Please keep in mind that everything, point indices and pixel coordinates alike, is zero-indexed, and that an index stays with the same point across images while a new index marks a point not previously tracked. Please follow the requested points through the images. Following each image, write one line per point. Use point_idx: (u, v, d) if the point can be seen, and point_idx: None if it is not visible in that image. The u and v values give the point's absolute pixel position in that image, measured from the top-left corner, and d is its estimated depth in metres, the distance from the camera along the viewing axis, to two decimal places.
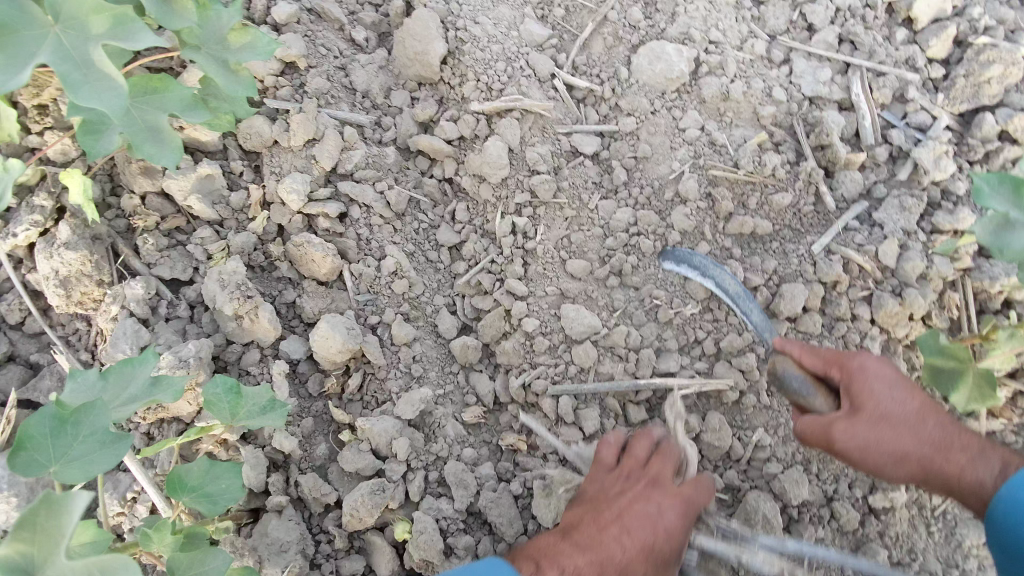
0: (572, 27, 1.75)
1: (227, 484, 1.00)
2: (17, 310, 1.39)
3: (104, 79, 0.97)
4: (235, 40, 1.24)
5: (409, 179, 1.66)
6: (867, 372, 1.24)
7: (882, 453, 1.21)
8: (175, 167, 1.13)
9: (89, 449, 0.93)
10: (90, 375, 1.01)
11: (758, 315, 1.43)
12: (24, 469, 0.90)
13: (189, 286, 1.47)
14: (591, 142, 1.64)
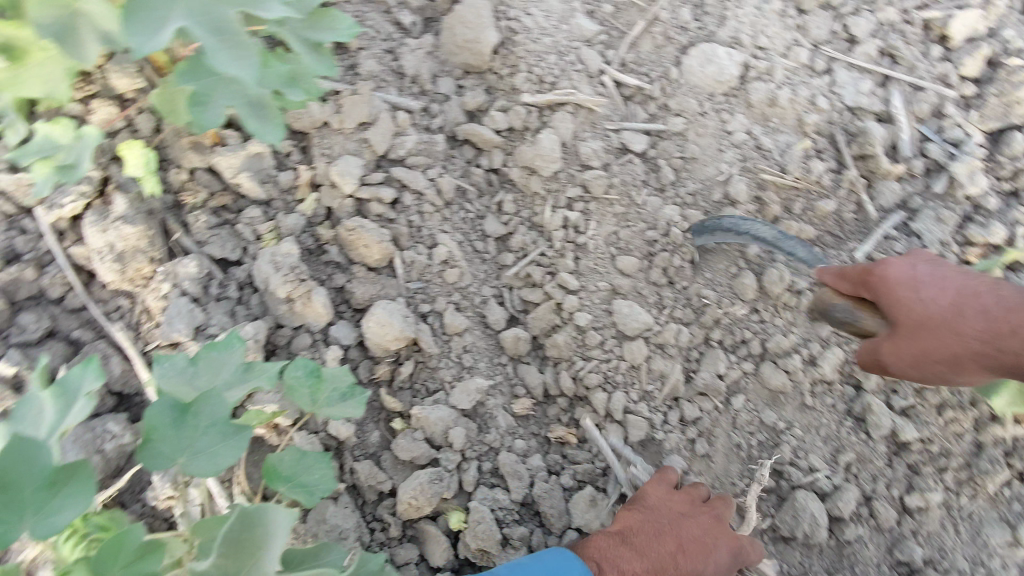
0: (621, 25, 1.73)
1: (321, 473, 1.08)
2: (59, 283, 1.33)
3: (238, 47, 1.07)
4: (317, 20, 1.25)
5: (457, 168, 1.63)
6: (889, 283, 1.24)
7: (935, 362, 1.21)
8: (277, 143, 1.19)
9: (212, 442, 0.94)
10: (182, 359, 1.01)
11: (803, 248, 1.45)
12: (151, 461, 0.91)
13: (238, 267, 1.43)
14: (640, 140, 1.65)
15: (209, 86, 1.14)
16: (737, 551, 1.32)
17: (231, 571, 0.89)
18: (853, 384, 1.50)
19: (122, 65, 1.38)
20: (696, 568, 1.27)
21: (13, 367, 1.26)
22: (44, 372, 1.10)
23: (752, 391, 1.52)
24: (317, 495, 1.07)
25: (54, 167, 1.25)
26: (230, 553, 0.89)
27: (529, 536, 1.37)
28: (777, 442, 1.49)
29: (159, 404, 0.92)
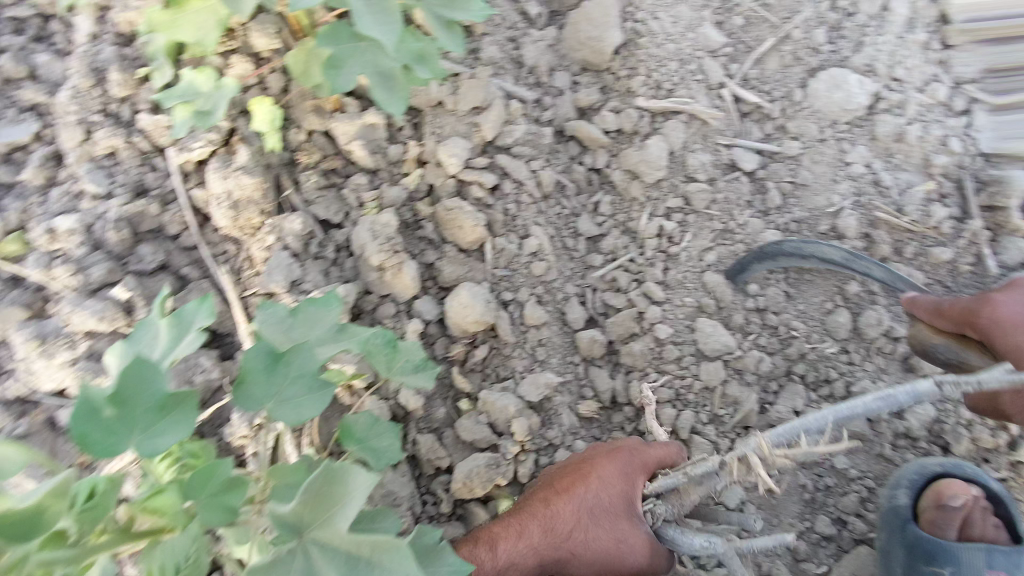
0: (749, 39, 1.68)
1: (389, 441, 1.10)
2: (178, 220, 1.44)
3: (383, 13, 1.11)
4: (454, 1, 1.27)
5: (559, 162, 1.63)
6: (1000, 329, 1.28)
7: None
8: (400, 114, 1.21)
9: (299, 393, 0.91)
10: (282, 311, 1.04)
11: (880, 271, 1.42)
12: (241, 401, 0.89)
13: (339, 230, 1.49)
14: (750, 159, 1.60)
15: (347, 52, 1.19)
16: (629, 460, 1.30)
17: (307, 522, 0.83)
18: (941, 446, 1.44)
19: (264, 25, 1.46)
20: (580, 492, 1.26)
21: (128, 293, 1.35)
22: (162, 302, 1.09)
23: (828, 433, 1.46)
24: (383, 462, 1.09)
25: (191, 111, 1.35)
26: (310, 504, 0.83)
27: None
28: (845, 489, 1.45)
29: (255, 347, 0.89)
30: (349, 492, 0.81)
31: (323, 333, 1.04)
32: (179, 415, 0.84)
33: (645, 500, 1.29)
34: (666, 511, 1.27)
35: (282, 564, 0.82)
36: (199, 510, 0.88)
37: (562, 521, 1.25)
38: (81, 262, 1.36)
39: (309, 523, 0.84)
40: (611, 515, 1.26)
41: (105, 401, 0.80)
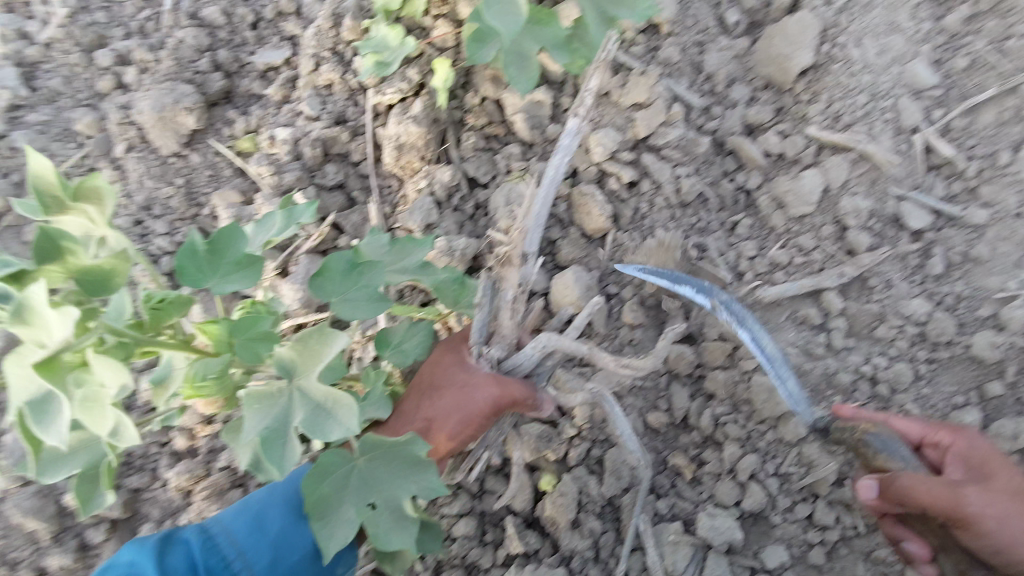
0: (969, 84, 1.50)
1: (421, 343, 1.25)
2: (361, 151, 1.71)
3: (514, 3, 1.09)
4: None
5: (710, 174, 1.60)
6: (978, 443, 1.24)
7: (1022, 523, 1.12)
8: (524, 96, 1.16)
9: (359, 298, 1.06)
10: (385, 239, 1.19)
11: (792, 385, 1.30)
12: (312, 289, 1.05)
13: (483, 189, 1.65)
14: (920, 218, 1.44)
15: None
16: (454, 344, 1.29)
17: (298, 368, 0.94)
18: None
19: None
20: (418, 383, 1.25)
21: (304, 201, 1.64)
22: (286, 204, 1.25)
23: None
24: (411, 358, 1.23)
25: (375, 61, 1.60)
26: (301, 351, 0.95)
27: (599, 533, 1.42)
28: None
29: (340, 252, 1.06)
30: (329, 346, 0.92)
31: (408, 259, 1.17)
32: (250, 270, 1.01)
33: (471, 348, 1.26)
34: (499, 352, 1.26)
35: (268, 397, 0.92)
36: (236, 346, 0.95)
37: (409, 401, 1.25)
38: (283, 167, 1.69)
39: (302, 372, 0.93)
40: (444, 377, 1.23)
41: (201, 244, 0.99)
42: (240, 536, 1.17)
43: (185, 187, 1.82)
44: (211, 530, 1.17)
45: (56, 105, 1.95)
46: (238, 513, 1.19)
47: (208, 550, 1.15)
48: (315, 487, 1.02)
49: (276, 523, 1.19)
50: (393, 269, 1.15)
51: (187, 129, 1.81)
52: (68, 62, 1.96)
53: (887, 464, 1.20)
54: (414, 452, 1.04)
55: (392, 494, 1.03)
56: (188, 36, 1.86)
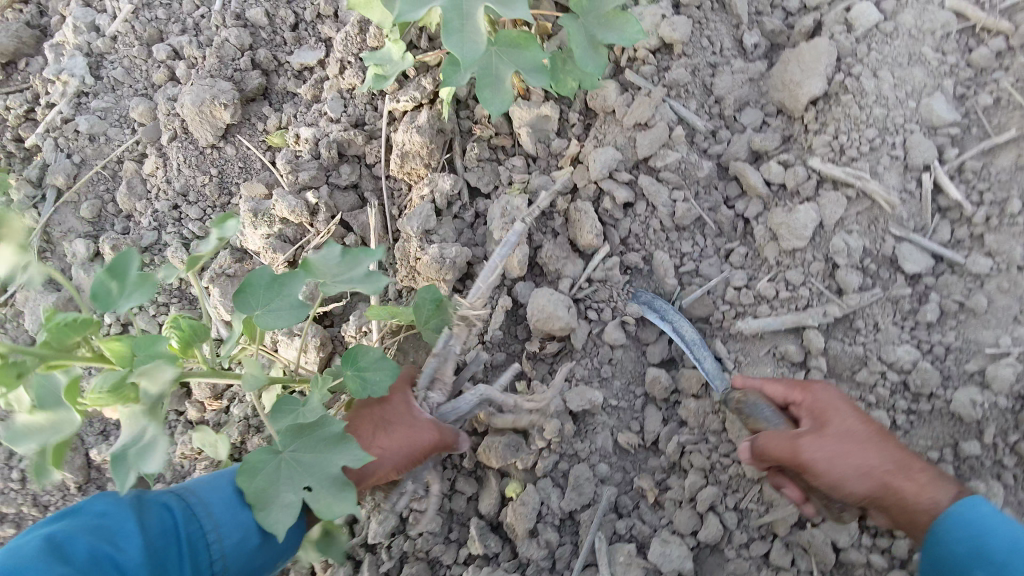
0: (990, 124, 1.43)
1: (380, 379, 1.31)
2: (376, 153, 1.79)
3: (473, 33, 0.96)
4: (610, 20, 1.26)
5: (709, 199, 1.59)
6: (827, 394, 1.27)
7: (848, 466, 1.18)
8: (498, 118, 1.14)
9: (281, 305, 1.25)
10: (336, 249, 1.29)
11: (709, 364, 1.45)
12: (239, 304, 1.24)
13: (484, 199, 1.69)
14: (917, 261, 1.38)
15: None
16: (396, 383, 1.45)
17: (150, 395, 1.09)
18: None
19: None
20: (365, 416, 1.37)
21: (316, 199, 1.73)
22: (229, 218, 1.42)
23: None
24: (367, 389, 1.30)
25: (375, 74, 1.50)
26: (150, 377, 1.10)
27: (555, 545, 1.45)
28: None
29: (260, 269, 1.25)
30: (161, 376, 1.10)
31: (356, 271, 1.28)
32: (145, 286, 1.20)
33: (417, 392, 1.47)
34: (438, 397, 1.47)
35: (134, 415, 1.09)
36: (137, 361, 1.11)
37: (365, 427, 1.35)
38: (299, 165, 1.77)
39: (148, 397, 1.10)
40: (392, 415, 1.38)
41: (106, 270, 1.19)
42: (217, 513, 1.19)
43: (218, 176, 1.97)
44: (188, 500, 1.19)
45: (116, 93, 2.13)
46: (212, 488, 1.22)
47: (186, 519, 1.16)
48: (252, 481, 1.15)
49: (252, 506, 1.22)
50: (339, 280, 1.28)
51: (223, 123, 1.94)
52: (129, 55, 2.13)
53: (757, 425, 1.28)
54: (334, 431, 1.17)
55: (322, 469, 1.14)
56: (231, 36, 1.99)
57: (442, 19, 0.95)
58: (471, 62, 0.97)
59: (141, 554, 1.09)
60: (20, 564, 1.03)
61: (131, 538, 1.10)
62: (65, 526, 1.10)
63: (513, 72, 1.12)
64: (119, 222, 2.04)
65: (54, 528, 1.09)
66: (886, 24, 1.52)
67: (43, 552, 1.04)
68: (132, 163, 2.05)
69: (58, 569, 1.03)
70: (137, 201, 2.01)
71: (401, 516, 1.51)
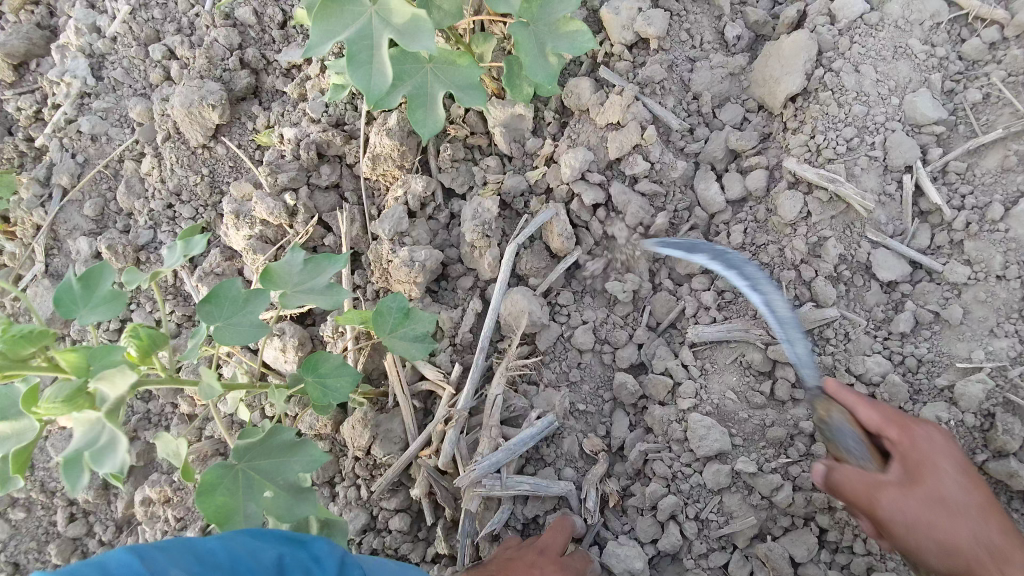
0: (977, 122, 1.35)
1: (342, 384, 1.32)
2: (355, 152, 1.79)
3: (381, 66, 1.07)
4: (562, 28, 1.25)
5: (683, 200, 1.55)
6: (927, 442, 1.08)
7: (928, 538, 1.02)
8: (432, 138, 1.20)
9: (244, 321, 1.22)
10: (298, 258, 1.29)
11: (801, 348, 1.19)
12: (202, 315, 1.20)
13: (459, 200, 1.68)
14: (893, 269, 1.32)
15: (407, 71, 1.20)
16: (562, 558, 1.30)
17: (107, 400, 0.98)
18: None
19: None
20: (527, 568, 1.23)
21: (295, 200, 1.75)
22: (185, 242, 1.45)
23: None
24: (327, 397, 1.32)
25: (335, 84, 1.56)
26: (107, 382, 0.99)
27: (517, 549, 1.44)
28: None
29: (229, 282, 1.21)
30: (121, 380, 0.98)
31: (319, 282, 1.30)
32: (112, 304, 1.16)
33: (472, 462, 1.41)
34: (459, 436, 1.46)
35: (82, 420, 0.99)
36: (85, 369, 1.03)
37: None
38: (278, 166, 1.78)
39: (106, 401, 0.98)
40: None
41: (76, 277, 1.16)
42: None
43: (210, 176, 2.01)
44: None
45: (117, 94, 2.18)
46: None
47: None
48: (208, 500, 1.10)
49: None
50: (300, 290, 1.29)
51: (212, 123, 1.98)
52: (128, 55, 2.17)
53: (837, 452, 1.10)
54: (286, 439, 1.18)
55: (278, 479, 1.15)
56: (220, 36, 2.02)
57: (349, 53, 1.05)
58: (379, 93, 1.07)
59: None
60: (253, 562, 0.99)
61: None
62: (291, 553, 1.05)
63: (444, 96, 1.18)
64: (120, 220, 2.10)
65: (276, 545, 1.04)
66: (871, 14, 1.44)
67: (271, 568, 1.00)
68: (131, 162, 2.10)
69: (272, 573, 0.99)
70: (136, 200, 2.07)
71: (371, 513, 1.51)
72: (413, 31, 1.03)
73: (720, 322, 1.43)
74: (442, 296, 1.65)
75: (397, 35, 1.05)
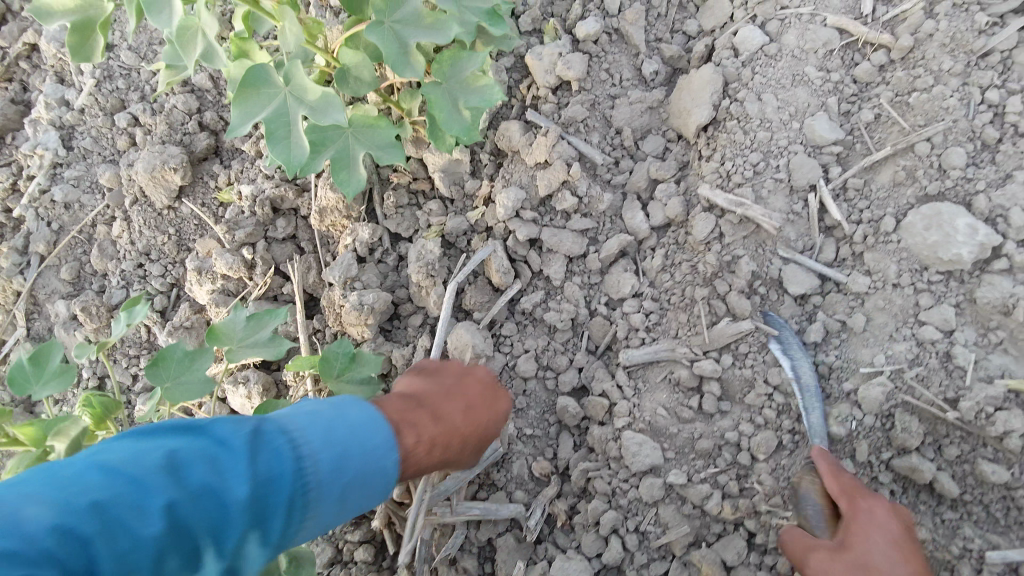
0: (871, 140, 1.44)
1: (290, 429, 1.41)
2: (307, 204, 1.88)
3: (299, 141, 1.18)
4: (472, 83, 1.35)
5: (612, 229, 1.64)
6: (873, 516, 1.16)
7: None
8: (356, 196, 1.29)
9: (190, 377, 1.34)
10: (243, 314, 1.41)
11: (817, 418, 1.32)
12: (151, 375, 1.32)
13: (406, 243, 1.77)
14: (802, 283, 1.41)
15: (329, 138, 1.30)
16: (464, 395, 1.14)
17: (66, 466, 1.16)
18: None
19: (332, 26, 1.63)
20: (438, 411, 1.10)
21: (252, 254, 1.85)
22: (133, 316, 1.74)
23: None
24: None
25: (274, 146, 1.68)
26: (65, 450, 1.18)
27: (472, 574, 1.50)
28: None
29: (175, 343, 1.33)
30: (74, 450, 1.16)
31: (262, 335, 1.42)
32: (64, 377, 1.37)
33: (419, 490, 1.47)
34: None
35: None
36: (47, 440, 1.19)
37: (452, 449, 1.08)
38: (236, 222, 1.88)
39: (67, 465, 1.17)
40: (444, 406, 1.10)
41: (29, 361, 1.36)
42: (324, 472, 0.93)
43: (177, 235, 2.12)
44: (300, 446, 0.92)
45: (88, 162, 2.29)
46: (320, 421, 0.96)
47: (298, 474, 0.90)
48: None
49: (362, 463, 0.96)
50: (245, 345, 1.40)
51: (176, 185, 2.09)
52: (95, 124, 2.28)
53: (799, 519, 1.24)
54: None
55: None
56: (179, 103, 2.14)
57: (269, 130, 1.16)
58: (299, 164, 1.18)
59: (242, 499, 0.85)
60: (132, 471, 0.82)
61: (238, 478, 0.85)
62: (185, 443, 0.87)
63: (364, 156, 1.28)
64: (95, 282, 2.19)
65: (174, 437, 0.87)
66: (770, 46, 1.54)
67: (158, 468, 0.83)
68: (103, 226, 2.20)
69: (165, 493, 0.82)
70: (109, 262, 2.17)
71: (337, 546, 1.57)
72: (323, 107, 1.16)
73: (648, 343, 1.52)
74: (395, 335, 1.74)
75: (311, 112, 1.17)
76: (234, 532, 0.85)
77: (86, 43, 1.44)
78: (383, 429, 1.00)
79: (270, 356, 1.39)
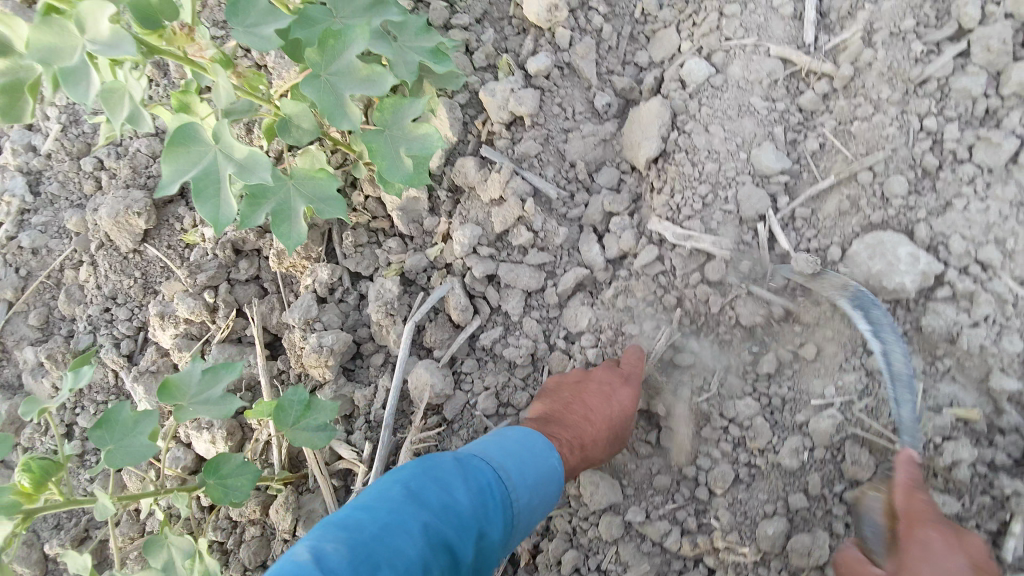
0: (817, 168, 1.45)
1: (242, 484, 1.39)
2: (268, 244, 1.87)
3: (226, 197, 1.18)
4: (412, 130, 1.34)
5: (568, 262, 1.64)
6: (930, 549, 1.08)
7: None
8: (296, 249, 1.30)
9: (135, 440, 1.32)
10: (194, 369, 1.40)
11: (910, 414, 1.25)
12: (95, 439, 1.30)
13: (366, 282, 1.77)
14: (754, 313, 1.41)
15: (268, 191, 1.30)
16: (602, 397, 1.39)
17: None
18: None
19: (285, 69, 1.64)
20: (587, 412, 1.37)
21: (215, 298, 1.84)
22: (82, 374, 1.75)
23: None
24: (227, 496, 1.39)
25: None
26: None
27: None
28: None
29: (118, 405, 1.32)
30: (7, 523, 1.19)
31: (214, 393, 1.41)
32: None
33: None
34: None
35: None
36: None
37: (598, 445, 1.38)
38: (199, 265, 1.87)
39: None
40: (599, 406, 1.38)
41: None
42: (517, 480, 1.27)
43: (143, 278, 2.13)
44: (496, 466, 1.27)
45: (54, 207, 2.28)
46: (497, 448, 1.31)
47: (500, 485, 1.25)
48: None
49: (537, 467, 1.29)
50: (197, 401, 1.39)
51: (140, 229, 2.08)
52: (62, 169, 2.28)
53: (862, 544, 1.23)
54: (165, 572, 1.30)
55: None
56: (143, 146, 2.15)
57: (196, 188, 1.14)
58: (227, 221, 1.17)
59: (471, 507, 1.20)
60: (385, 507, 1.15)
61: (456, 495, 1.19)
62: (412, 477, 1.20)
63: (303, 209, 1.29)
64: (64, 326, 2.19)
65: (402, 475, 1.21)
66: (716, 77, 1.54)
67: (404, 500, 1.17)
68: (71, 271, 2.20)
69: (420, 514, 1.15)
70: (76, 306, 2.16)
71: None
72: (251, 166, 1.17)
73: None
74: (358, 374, 1.72)
75: (238, 170, 1.17)
76: (470, 535, 1.18)
77: (15, 105, 1.12)
78: (539, 437, 1.33)
79: (221, 413, 1.38)
